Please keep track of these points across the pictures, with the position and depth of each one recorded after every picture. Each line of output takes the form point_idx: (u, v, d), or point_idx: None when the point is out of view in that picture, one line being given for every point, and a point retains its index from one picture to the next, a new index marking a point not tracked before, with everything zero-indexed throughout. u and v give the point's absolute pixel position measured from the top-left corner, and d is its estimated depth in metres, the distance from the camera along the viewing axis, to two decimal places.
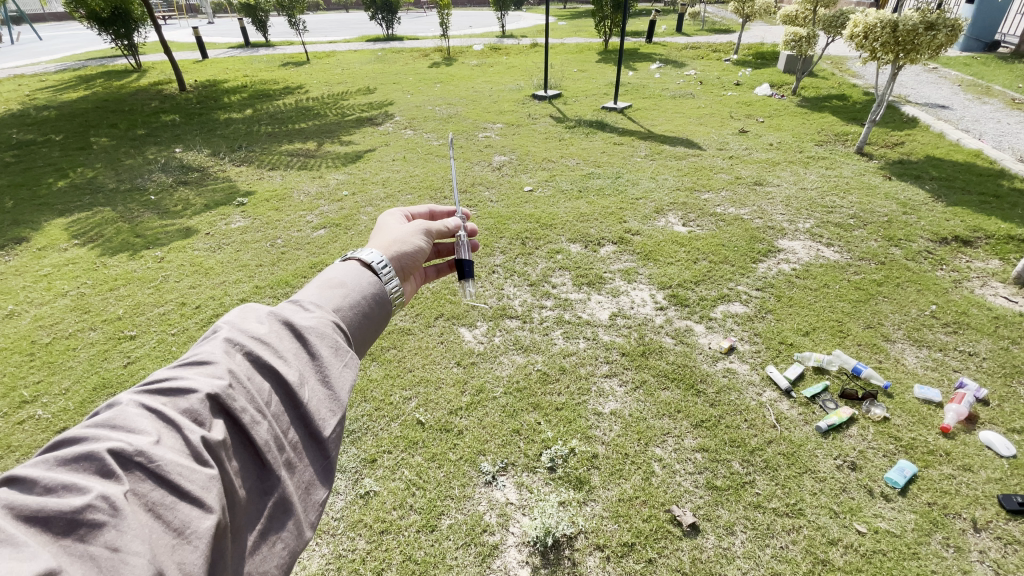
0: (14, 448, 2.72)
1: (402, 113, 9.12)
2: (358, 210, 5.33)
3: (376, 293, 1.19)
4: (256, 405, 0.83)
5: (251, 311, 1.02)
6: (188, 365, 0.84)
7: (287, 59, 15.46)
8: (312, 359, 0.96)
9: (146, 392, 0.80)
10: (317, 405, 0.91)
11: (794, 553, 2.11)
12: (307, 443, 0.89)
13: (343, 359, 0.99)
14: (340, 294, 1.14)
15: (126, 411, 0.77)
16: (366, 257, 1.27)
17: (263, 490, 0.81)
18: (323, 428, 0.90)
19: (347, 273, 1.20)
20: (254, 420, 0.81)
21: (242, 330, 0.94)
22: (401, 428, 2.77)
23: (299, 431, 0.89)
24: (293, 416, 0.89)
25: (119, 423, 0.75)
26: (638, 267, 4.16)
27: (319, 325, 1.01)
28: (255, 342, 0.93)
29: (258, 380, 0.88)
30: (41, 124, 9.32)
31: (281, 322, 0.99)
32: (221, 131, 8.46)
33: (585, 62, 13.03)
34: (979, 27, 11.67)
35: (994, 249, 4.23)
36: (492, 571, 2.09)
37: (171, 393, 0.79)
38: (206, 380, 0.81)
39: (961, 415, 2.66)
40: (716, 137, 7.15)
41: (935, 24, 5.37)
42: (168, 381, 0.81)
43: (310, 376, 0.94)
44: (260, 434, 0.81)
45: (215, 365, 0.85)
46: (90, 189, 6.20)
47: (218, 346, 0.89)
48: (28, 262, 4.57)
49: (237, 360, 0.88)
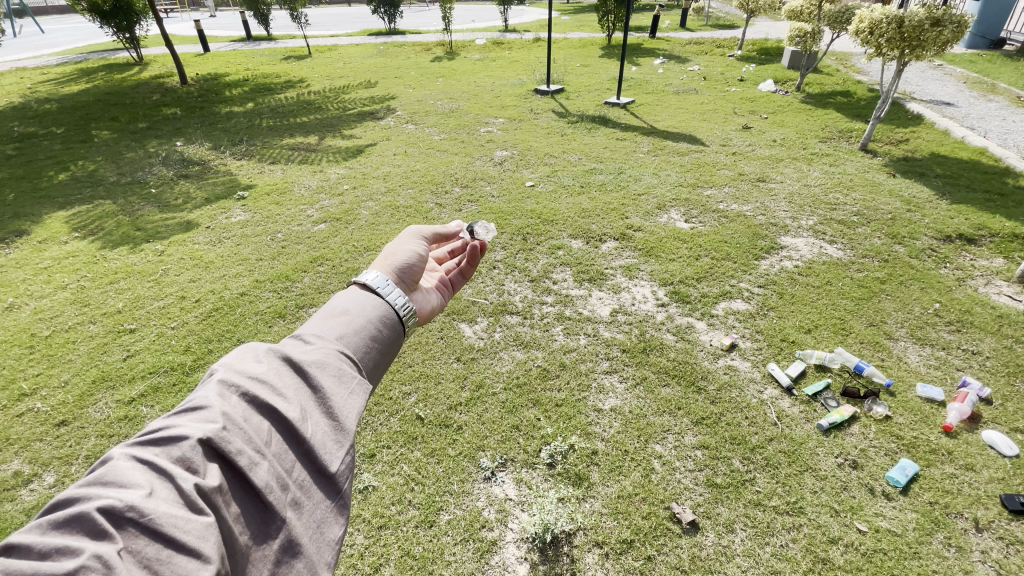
0: (13, 441, 2.72)
1: (403, 107, 9.08)
2: (358, 204, 5.31)
3: (381, 316, 1.19)
4: (254, 446, 0.81)
5: (250, 350, 1.01)
6: (182, 413, 0.83)
7: (289, 53, 15.41)
8: (315, 392, 0.95)
9: (141, 444, 0.79)
10: (322, 439, 0.89)
11: (794, 552, 2.10)
12: (315, 480, 0.87)
13: (348, 389, 0.98)
14: (344, 322, 1.14)
15: (119, 466, 0.75)
16: (368, 280, 1.28)
17: (268, 534, 0.79)
18: (330, 463, 0.88)
19: (350, 300, 1.20)
20: (252, 462, 0.79)
21: (238, 370, 0.93)
22: (401, 423, 2.76)
23: (305, 468, 0.87)
24: (297, 453, 0.87)
25: (111, 479, 0.73)
26: (640, 263, 4.13)
27: (320, 356, 1.00)
28: (253, 381, 0.91)
29: (256, 420, 0.86)
30: (42, 117, 9.30)
31: (280, 358, 0.98)
32: (222, 125, 8.44)
33: (588, 57, 12.95)
34: (984, 25, 11.57)
35: (998, 248, 4.20)
36: (491, 567, 2.08)
37: (165, 443, 0.78)
38: (199, 425, 0.80)
39: (963, 414, 2.64)
40: (720, 133, 7.10)
41: (941, 20, 5.32)
42: (163, 430, 0.80)
43: (313, 410, 0.92)
44: (260, 476, 0.79)
45: (210, 409, 0.83)
46: (91, 182, 6.18)
47: (213, 388, 0.88)
48: (29, 255, 4.56)
49: (233, 402, 0.87)
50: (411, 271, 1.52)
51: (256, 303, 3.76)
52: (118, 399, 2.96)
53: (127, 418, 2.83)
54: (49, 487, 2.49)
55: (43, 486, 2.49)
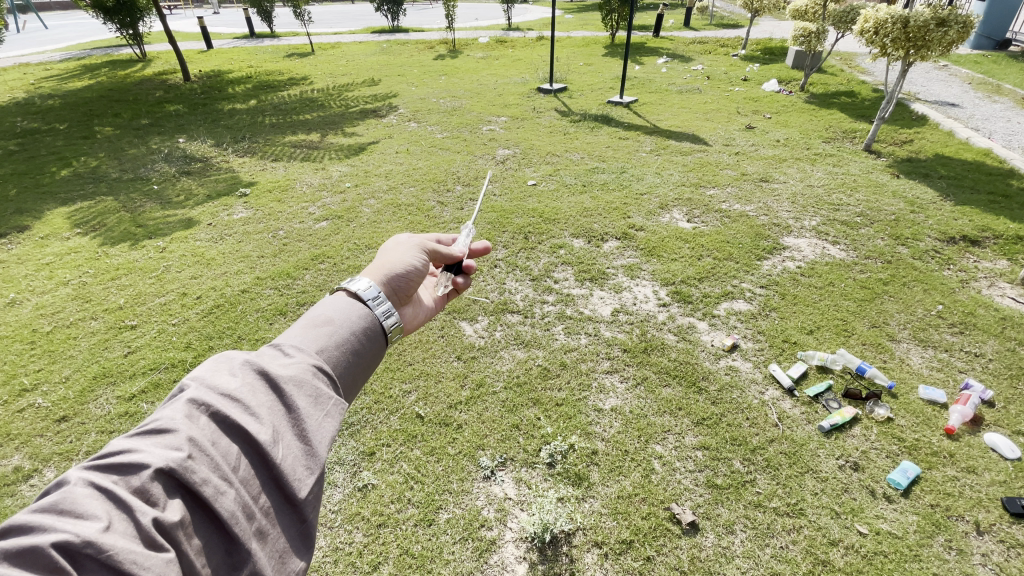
0: (13, 436, 2.73)
1: (406, 105, 9.08)
2: (360, 202, 5.31)
3: (366, 327, 1.14)
4: (220, 474, 0.76)
5: (225, 361, 0.95)
6: (147, 436, 0.77)
7: (292, 50, 15.38)
8: (289, 412, 0.89)
9: (101, 468, 0.73)
10: (292, 465, 0.84)
11: (794, 553, 2.10)
12: (280, 507, 0.82)
13: (323, 410, 0.92)
14: (327, 333, 1.08)
15: (77, 492, 0.69)
16: (357, 288, 1.23)
17: (231, 565, 0.74)
18: (299, 489, 0.83)
19: (336, 309, 1.15)
20: (217, 492, 0.74)
21: (210, 387, 0.87)
22: (401, 421, 2.75)
23: (271, 495, 0.82)
24: (264, 479, 0.82)
25: (69, 508, 0.67)
26: (642, 263, 4.12)
27: (298, 372, 0.94)
28: (224, 399, 0.85)
29: (224, 443, 0.80)
30: (45, 113, 9.31)
31: (255, 371, 0.92)
32: (225, 121, 8.45)
33: (592, 56, 12.92)
34: (989, 25, 11.57)
35: (1002, 250, 4.17)
36: (490, 566, 2.08)
37: (125, 469, 0.72)
38: (162, 452, 0.74)
39: (966, 416, 2.63)
40: (723, 132, 7.08)
41: (947, 21, 5.26)
42: (125, 455, 0.74)
43: (285, 431, 0.87)
44: (225, 506, 0.74)
45: (175, 433, 0.77)
46: (93, 178, 6.20)
47: (180, 408, 0.81)
48: (31, 250, 4.57)
49: (201, 424, 0.81)
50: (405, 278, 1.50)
51: (257, 300, 3.76)
52: (118, 395, 2.96)
53: (127, 414, 2.83)
54: (49, 483, 2.50)
55: (43, 481, 2.50)
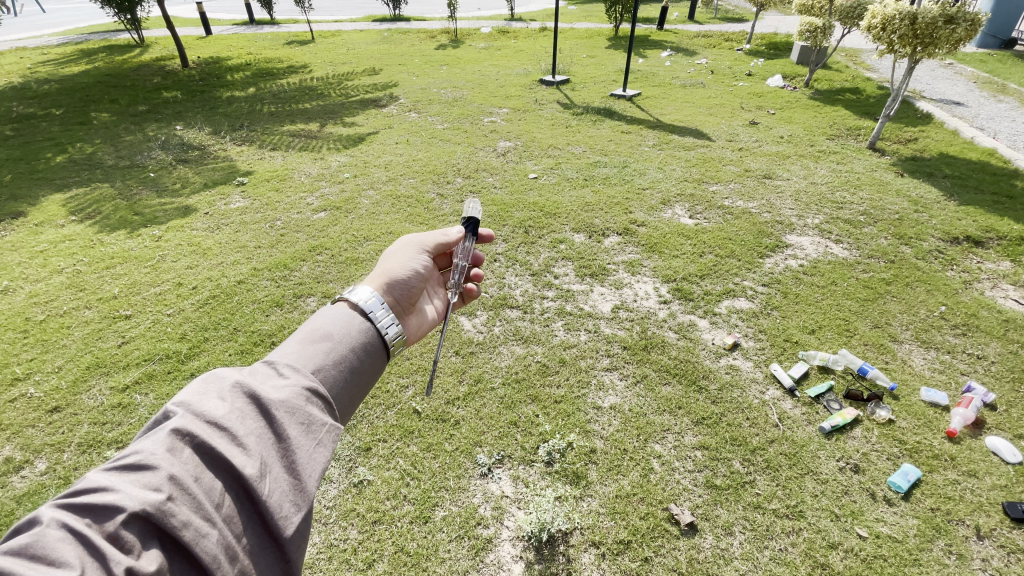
0: (3, 427, 2.69)
1: (406, 95, 8.98)
2: (358, 193, 5.24)
3: (366, 343, 1.09)
4: (203, 514, 0.71)
5: (213, 380, 0.89)
6: (125, 471, 0.71)
7: (292, 38, 15.17)
8: (278, 441, 0.83)
9: (72, 508, 0.67)
10: (279, 499, 0.78)
11: (793, 556, 2.08)
12: (264, 546, 0.76)
13: (315, 438, 0.87)
14: (324, 349, 1.02)
15: (46, 536, 0.63)
16: (359, 299, 1.16)
17: None
18: (285, 527, 0.77)
19: (335, 321, 1.09)
20: (198, 535, 0.69)
21: (196, 413, 0.81)
22: (398, 416, 2.72)
23: (255, 534, 0.76)
24: (248, 515, 0.77)
25: (39, 554, 0.61)
26: (643, 259, 4.07)
27: (290, 397, 0.88)
28: (211, 428, 0.79)
29: (208, 478, 0.75)
30: (41, 98, 9.18)
31: (246, 395, 0.86)
32: (223, 109, 8.34)
33: (595, 48, 12.77)
34: (996, 23, 11.43)
35: (1005, 250, 4.14)
36: (486, 565, 2.06)
37: (100, 512, 0.66)
38: (139, 493, 0.68)
39: (968, 420, 2.61)
40: (727, 128, 7.00)
41: (955, 18, 5.19)
42: (100, 494, 0.68)
43: (273, 463, 0.81)
44: (207, 549, 0.68)
45: (156, 470, 0.71)
46: (88, 165, 6.12)
47: (163, 439, 0.75)
48: (25, 237, 4.51)
49: (185, 457, 0.75)
50: (408, 286, 1.38)
51: (254, 291, 3.71)
52: (112, 386, 2.93)
53: (121, 406, 2.80)
54: (39, 475, 2.46)
55: (34, 473, 2.46)
